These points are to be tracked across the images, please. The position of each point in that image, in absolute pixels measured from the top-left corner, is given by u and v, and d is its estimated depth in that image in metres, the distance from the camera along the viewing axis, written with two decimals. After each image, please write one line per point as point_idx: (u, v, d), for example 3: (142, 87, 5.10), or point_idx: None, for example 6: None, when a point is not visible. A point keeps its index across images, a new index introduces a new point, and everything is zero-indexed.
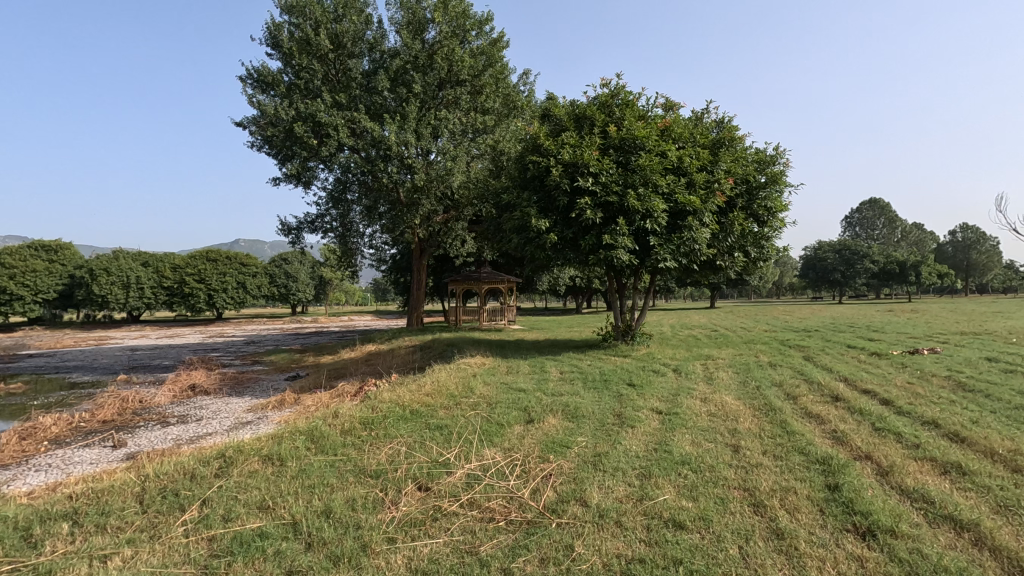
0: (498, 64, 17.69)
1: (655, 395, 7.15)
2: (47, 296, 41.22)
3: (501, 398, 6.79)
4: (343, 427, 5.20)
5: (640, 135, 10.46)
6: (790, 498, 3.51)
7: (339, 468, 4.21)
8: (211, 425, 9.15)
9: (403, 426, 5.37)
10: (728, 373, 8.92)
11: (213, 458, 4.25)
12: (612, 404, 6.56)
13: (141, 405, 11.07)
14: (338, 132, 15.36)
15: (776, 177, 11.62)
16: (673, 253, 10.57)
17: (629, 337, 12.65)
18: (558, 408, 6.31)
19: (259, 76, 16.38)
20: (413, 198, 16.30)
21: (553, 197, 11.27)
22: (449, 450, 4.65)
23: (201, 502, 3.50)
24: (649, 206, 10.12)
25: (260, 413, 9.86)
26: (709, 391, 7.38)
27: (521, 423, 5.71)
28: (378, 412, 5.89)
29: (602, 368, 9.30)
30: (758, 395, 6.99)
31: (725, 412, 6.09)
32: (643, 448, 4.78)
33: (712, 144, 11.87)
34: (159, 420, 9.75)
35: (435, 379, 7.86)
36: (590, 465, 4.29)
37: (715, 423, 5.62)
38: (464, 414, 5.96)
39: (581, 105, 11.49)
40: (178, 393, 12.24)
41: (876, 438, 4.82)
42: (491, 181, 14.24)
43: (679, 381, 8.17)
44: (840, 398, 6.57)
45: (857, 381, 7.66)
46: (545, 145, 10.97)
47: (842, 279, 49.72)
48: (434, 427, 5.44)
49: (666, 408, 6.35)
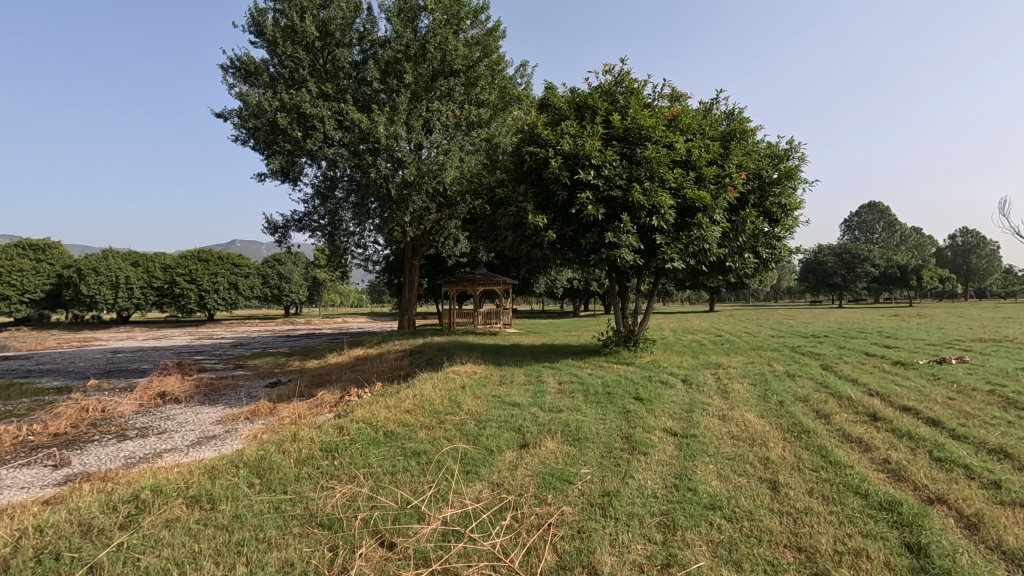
0: (493, 56, 16.88)
1: (666, 411, 6.30)
2: (34, 296, 40.13)
3: (491, 416, 5.93)
4: (300, 455, 4.33)
5: (646, 124, 9.63)
6: (864, 567, 2.69)
7: (283, 513, 3.36)
8: (171, 440, 8.24)
9: (374, 454, 4.53)
10: (743, 384, 8.08)
11: (122, 502, 3.36)
12: (619, 423, 5.73)
13: (102, 416, 10.17)
14: (324, 124, 14.54)
15: (790, 173, 10.83)
16: (680, 252, 9.80)
17: (632, 344, 11.77)
18: (557, 428, 5.47)
19: (241, 64, 15.46)
20: (403, 194, 15.43)
21: (551, 192, 10.44)
22: (424, 487, 3.82)
23: (87, 570, 2.64)
24: (655, 201, 9.28)
25: (228, 426, 8.97)
26: (726, 407, 6.54)
27: (514, 448, 4.86)
28: (345, 434, 5.02)
29: (604, 378, 8.44)
30: (785, 413, 6.13)
31: (750, 435, 5.23)
32: (660, 484, 3.95)
33: (722, 137, 11.08)
34: (116, 433, 8.83)
35: (418, 392, 6.98)
36: (597, 512, 3.46)
37: (741, 449, 4.76)
38: (446, 437, 5.10)
39: (583, 94, 10.69)
40: (145, 401, 11.34)
41: (941, 473, 4.01)
42: (484, 175, 13.40)
43: (691, 394, 7.31)
44: (879, 418, 5.72)
45: (890, 396, 6.84)
46: (543, 135, 10.11)
47: (843, 283, 48.48)
48: (410, 454, 4.59)
49: (681, 429, 5.50)
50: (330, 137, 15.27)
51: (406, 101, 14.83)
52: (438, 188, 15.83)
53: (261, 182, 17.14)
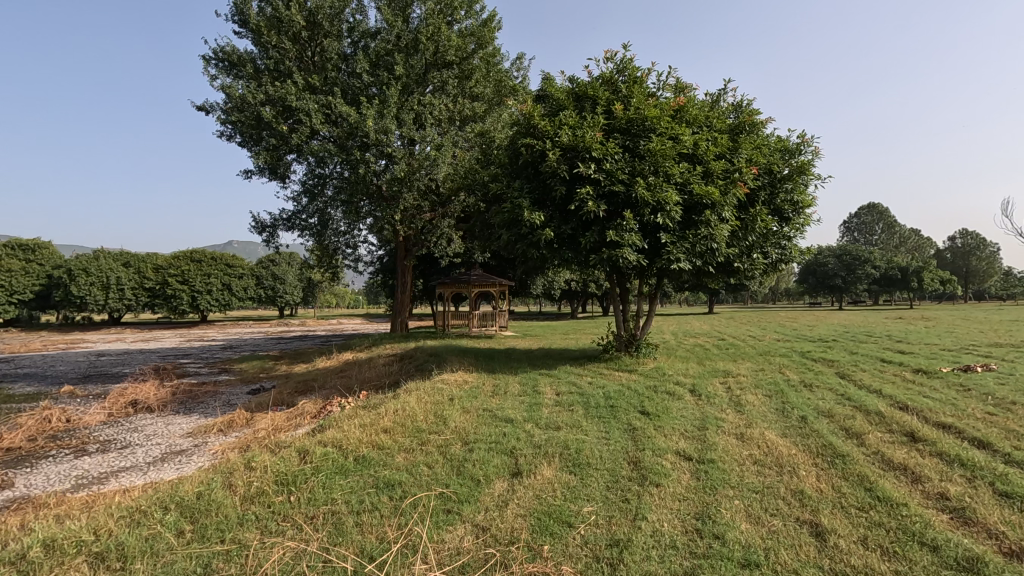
0: (488, 47, 16.19)
1: (676, 428, 5.64)
2: (23, 297, 39.29)
3: (481, 435, 5.25)
4: (248, 490, 3.64)
5: (651, 115, 9.00)
6: None
7: (212, 573, 2.69)
8: (133, 457, 7.51)
9: (340, 486, 3.86)
10: (758, 396, 7.42)
11: (5, 562, 2.68)
12: (625, 444, 5.06)
13: (66, 427, 9.45)
14: (311, 118, 13.85)
15: (803, 169, 10.17)
16: (687, 253, 9.12)
17: (633, 349, 11.12)
18: (555, 451, 4.79)
19: (223, 55, 14.76)
20: (394, 191, 14.74)
21: (548, 187, 9.79)
22: (393, 534, 3.16)
23: None
24: (661, 197, 8.62)
25: (198, 440, 8.27)
26: (743, 423, 5.88)
27: (504, 478, 4.19)
28: (309, 459, 4.34)
29: (606, 388, 7.76)
30: (810, 431, 5.45)
31: (777, 461, 4.55)
32: (679, 529, 3.29)
33: (730, 131, 10.43)
34: (75, 448, 8.11)
35: (400, 406, 6.28)
36: (605, 571, 2.81)
37: (768, 480, 4.10)
38: (426, 464, 4.42)
39: (583, 83, 10.00)
40: (115, 410, 10.65)
41: (1017, 515, 3.36)
42: (478, 169, 12.69)
43: (701, 408, 6.62)
44: (919, 440, 5.05)
45: (921, 410, 6.17)
46: (540, 126, 9.45)
47: (843, 285, 47.83)
48: (382, 486, 3.92)
49: (696, 451, 4.82)
50: (317, 132, 14.58)
51: (395, 94, 14.13)
52: (430, 185, 15.15)
53: (248, 179, 16.48)
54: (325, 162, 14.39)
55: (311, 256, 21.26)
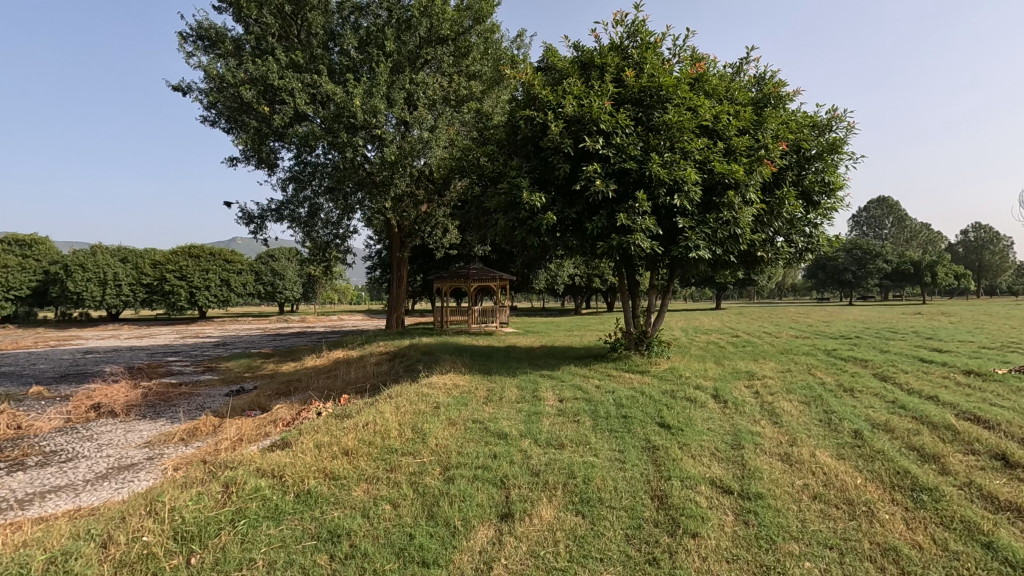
0: (487, 23, 15.07)
1: (706, 446, 4.62)
2: (19, 294, 38.35)
3: (465, 457, 4.22)
4: (133, 553, 2.65)
5: (666, 82, 7.94)
6: None
7: None
8: (72, 473, 6.46)
9: (269, 540, 2.87)
10: (795, 403, 6.37)
11: None
12: (647, 470, 4.03)
13: (13, 435, 8.47)
14: (294, 98, 12.77)
15: (834, 146, 9.10)
16: (707, 239, 8.04)
17: (644, 348, 10.05)
18: (557, 480, 3.76)
19: (201, 31, 13.72)
20: (385, 178, 13.70)
21: (551, 166, 8.74)
22: None
23: None
24: (678, 175, 7.56)
25: (153, 452, 7.21)
26: (785, 439, 4.85)
27: (490, 523, 3.17)
28: (238, 498, 3.31)
29: (616, 393, 6.72)
30: (872, 451, 4.42)
31: (844, 496, 3.52)
32: None
33: (754, 104, 9.36)
34: (14, 462, 7.09)
35: (371, 419, 5.24)
36: None
37: (842, 526, 3.09)
38: (387, 502, 3.38)
39: (589, 50, 8.95)
40: (75, 415, 9.70)
41: None
42: (473, 150, 11.61)
43: (731, 419, 5.57)
44: (1016, 466, 4.00)
45: (1000, 424, 5.10)
46: (541, 96, 8.39)
47: (853, 280, 46.79)
48: (325, 538, 2.92)
49: (736, 481, 3.79)
50: (302, 115, 13.54)
51: (386, 71, 13.07)
52: (423, 169, 14.09)
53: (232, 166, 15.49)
54: (311, 147, 13.35)
55: (303, 249, 20.37)
